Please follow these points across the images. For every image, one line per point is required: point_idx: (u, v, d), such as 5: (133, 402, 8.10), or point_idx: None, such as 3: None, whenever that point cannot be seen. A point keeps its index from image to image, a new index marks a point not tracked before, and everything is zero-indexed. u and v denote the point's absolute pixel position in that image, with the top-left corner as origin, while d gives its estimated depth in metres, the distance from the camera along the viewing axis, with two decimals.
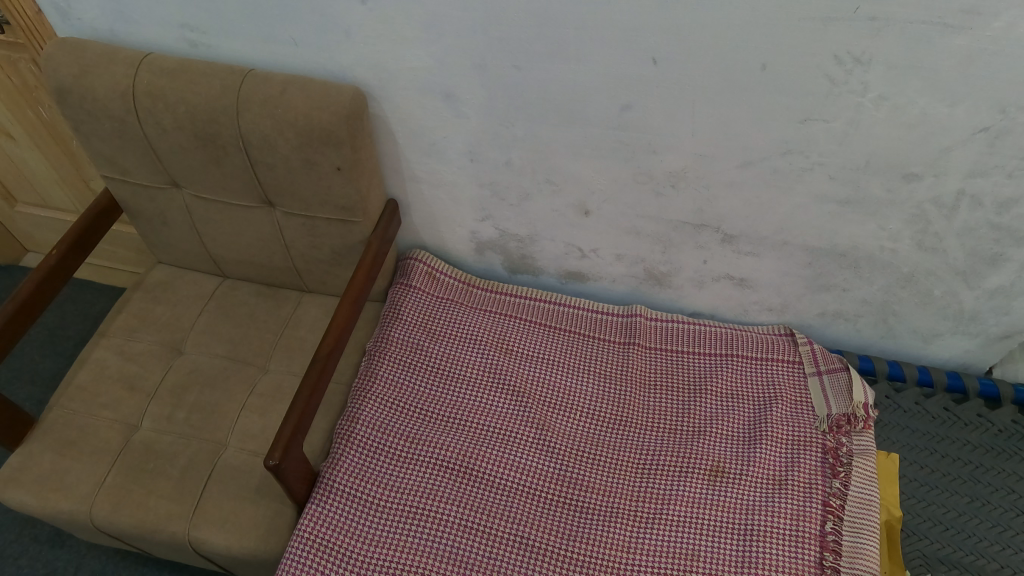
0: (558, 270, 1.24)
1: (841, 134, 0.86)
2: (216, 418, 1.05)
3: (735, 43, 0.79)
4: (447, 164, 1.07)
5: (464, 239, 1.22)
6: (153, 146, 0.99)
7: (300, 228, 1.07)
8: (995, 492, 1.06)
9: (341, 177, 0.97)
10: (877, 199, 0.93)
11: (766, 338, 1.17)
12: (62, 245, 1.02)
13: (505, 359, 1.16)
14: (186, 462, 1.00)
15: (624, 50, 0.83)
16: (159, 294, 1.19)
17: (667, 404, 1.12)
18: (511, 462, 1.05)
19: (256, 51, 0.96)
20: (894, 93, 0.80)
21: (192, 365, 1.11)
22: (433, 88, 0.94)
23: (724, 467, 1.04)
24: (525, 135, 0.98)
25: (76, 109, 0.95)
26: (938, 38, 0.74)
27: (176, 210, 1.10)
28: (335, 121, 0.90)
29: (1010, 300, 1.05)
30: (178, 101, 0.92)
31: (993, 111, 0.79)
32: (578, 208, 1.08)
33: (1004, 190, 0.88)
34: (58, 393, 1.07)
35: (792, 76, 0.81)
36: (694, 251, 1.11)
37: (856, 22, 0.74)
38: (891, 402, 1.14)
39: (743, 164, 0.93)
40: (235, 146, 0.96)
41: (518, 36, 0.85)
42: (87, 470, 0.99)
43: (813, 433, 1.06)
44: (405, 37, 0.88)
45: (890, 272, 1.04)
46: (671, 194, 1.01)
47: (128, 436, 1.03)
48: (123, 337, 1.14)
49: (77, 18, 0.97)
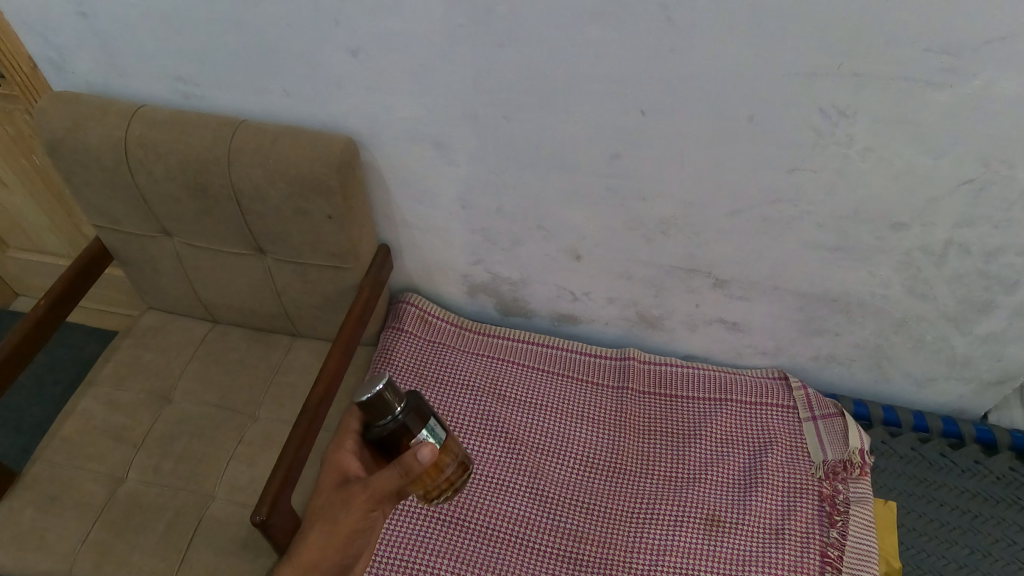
0: (550, 312, 1.24)
1: (829, 183, 0.87)
2: (204, 469, 1.03)
3: (721, 97, 0.80)
4: (438, 210, 1.07)
5: (455, 282, 1.22)
6: (144, 196, 0.99)
7: (291, 275, 1.07)
8: (994, 542, 1.05)
9: (332, 225, 0.97)
10: (867, 246, 0.93)
11: (760, 382, 1.17)
12: (51, 295, 1.02)
13: (497, 405, 1.15)
14: (171, 516, 0.99)
15: (616, 103, 0.84)
16: (149, 341, 1.19)
17: (661, 449, 1.11)
18: (503, 511, 1.03)
19: (248, 102, 0.96)
20: (879, 145, 0.81)
21: (180, 414, 1.09)
22: (424, 138, 0.95)
23: (720, 516, 1.02)
24: (516, 183, 0.98)
25: (68, 161, 0.96)
26: (921, 95, 0.75)
27: (167, 257, 1.10)
28: (326, 171, 0.91)
29: (1001, 345, 1.04)
30: (169, 152, 0.93)
31: (977, 164, 0.80)
32: (569, 252, 1.08)
33: (991, 239, 0.88)
34: (43, 445, 1.06)
35: (780, 126, 0.82)
36: (687, 295, 1.10)
37: (840, 77, 0.75)
38: (887, 447, 1.13)
39: (733, 212, 0.94)
40: (226, 196, 0.96)
41: (508, 89, 0.86)
42: (70, 525, 0.97)
43: (809, 480, 1.05)
44: (397, 89, 0.89)
45: (882, 317, 1.04)
46: (661, 240, 1.01)
47: (113, 489, 1.01)
48: (110, 386, 1.13)
49: (72, 72, 0.98)
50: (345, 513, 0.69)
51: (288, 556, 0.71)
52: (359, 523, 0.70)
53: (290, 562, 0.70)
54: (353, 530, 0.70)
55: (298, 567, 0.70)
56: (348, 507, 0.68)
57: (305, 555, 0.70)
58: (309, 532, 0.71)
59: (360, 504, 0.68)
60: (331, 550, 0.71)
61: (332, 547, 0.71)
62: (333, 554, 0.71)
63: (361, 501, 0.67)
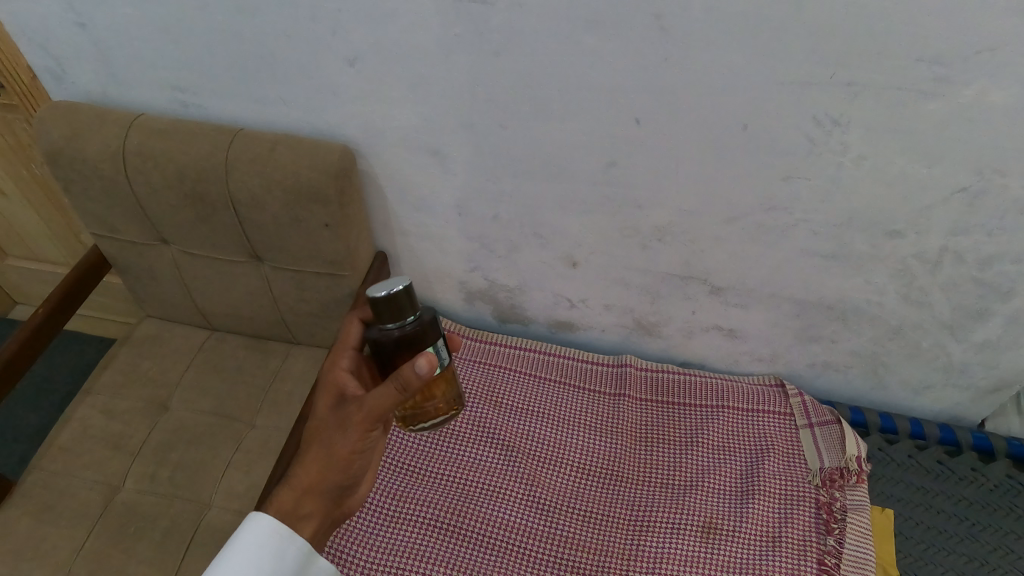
0: (547, 319, 1.24)
1: (823, 191, 0.87)
2: (200, 477, 1.04)
3: (715, 106, 0.81)
4: (435, 218, 1.07)
5: (452, 288, 1.22)
6: (142, 204, 0.99)
7: (288, 282, 1.07)
8: (992, 550, 1.05)
9: (328, 233, 0.97)
10: (862, 253, 0.94)
11: (756, 389, 1.17)
12: (49, 303, 1.02)
13: (495, 412, 1.15)
14: (168, 524, 0.99)
15: (610, 112, 0.84)
16: (147, 349, 1.19)
17: (658, 456, 1.11)
18: (501, 519, 1.03)
19: (246, 111, 0.97)
20: (872, 153, 0.81)
21: (177, 422, 1.10)
22: (421, 146, 0.95)
23: (717, 524, 1.02)
24: (512, 191, 0.99)
25: (66, 170, 0.96)
26: (913, 104, 0.75)
27: (165, 265, 1.10)
28: (323, 179, 0.91)
29: (997, 353, 1.04)
30: (166, 161, 0.93)
31: (970, 172, 0.80)
32: (566, 259, 1.08)
33: (985, 247, 0.89)
34: (40, 454, 1.06)
35: (775, 134, 0.82)
36: (683, 302, 1.11)
37: (833, 86, 0.75)
38: (883, 455, 1.14)
39: (728, 219, 0.94)
40: (223, 205, 0.96)
41: (504, 98, 0.86)
42: (66, 534, 0.97)
43: (806, 488, 1.04)
44: (393, 98, 0.89)
45: (878, 324, 1.04)
46: (657, 248, 1.02)
47: (110, 497, 1.02)
48: (108, 394, 1.13)
49: (71, 81, 0.99)
50: (344, 434, 0.70)
51: (289, 480, 0.72)
52: (357, 445, 0.71)
53: (289, 486, 0.72)
54: (352, 451, 0.71)
55: (298, 489, 0.71)
56: (345, 429, 0.70)
57: (303, 477, 0.72)
58: (308, 453, 0.73)
59: (358, 424, 0.69)
60: (329, 473, 0.72)
61: (331, 469, 0.72)
62: (332, 477, 0.73)
63: (358, 420, 0.68)
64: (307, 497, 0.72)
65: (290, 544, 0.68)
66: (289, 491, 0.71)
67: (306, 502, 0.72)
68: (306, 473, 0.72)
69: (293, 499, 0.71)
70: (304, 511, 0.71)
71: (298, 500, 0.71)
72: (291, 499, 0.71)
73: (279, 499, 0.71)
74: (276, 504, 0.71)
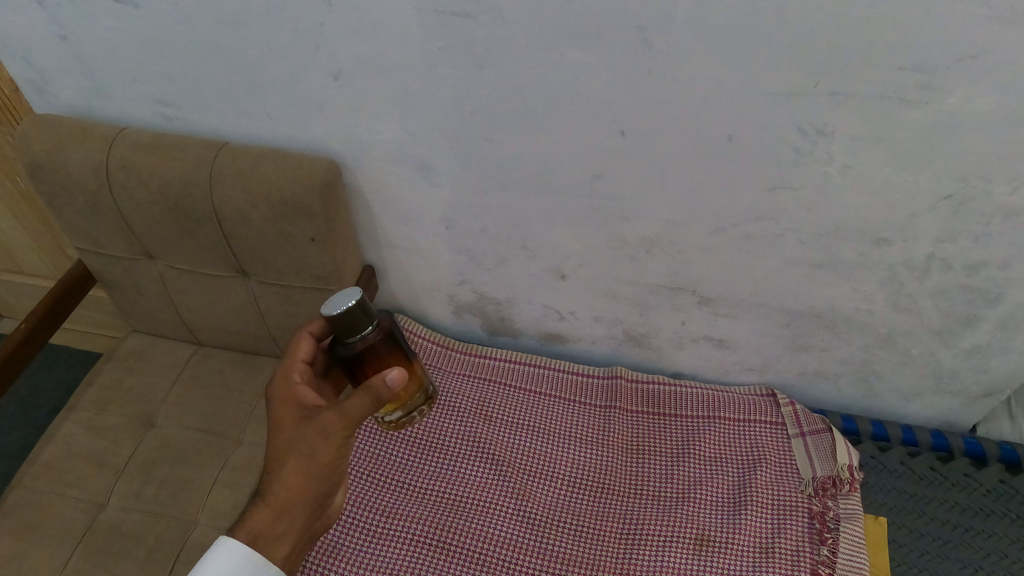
0: (537, 331, 1.23)
1: (809, 201, 0.87)
2: (187, 493, 1.02)
3: (699, 116, 0.80)
4: (423, 231, 1.07)
5: (442, 302, 1.21)
6: (125, 219, 0.98)
7: (274, 297, 1.06)
8: (986, 556, 1.05)
9: (314, 247, 0.96)
10: (849, 262, 0.94)
11: (747, 399, 1.16)
12: (31, 318, 1.01)
13: (485, 426, 1.14)
14: (153, 542, 0.97)
15: (595, 125, 0.84)
16: (133, 364, 1.17)
17: (650, 468, 1.10)
18: (490, 534, 1.02)
19: (230, 125, 0.96)
20: (857, 162, 0.81)
21: (164, 439, 1.08)
22: (407, 160, 0.95)
23: (709, 536, 1.02)
24: (499, 204, 0.99)
25: (48, 184, 0.95)
26: (896, 112, 0.75)
27: (150, 280, 1.09)
28: (308, 193, 0.90)
29: (986, 358, 1.04)
30: (149, 175, 0.92)
31: (955, 179, 0.81)
32: (555, 272, 1.08)
33: (972, 253, 0.89)
34: (22, 472, 1.05)
35: (758, 143, 0.82)
36: (673, 312, 1.10)
37: (816, 96, 0.75)
38: (876, 462, 1.14)
39: (715, 230, 0.94)
40: (208, 219, 0.95)
41: (488, 109, 0.86)
42: (48, 554, 0.96)
43: (798, 498, 1.04)
44: (378, 111, 0.89)
45: (868, 332, 1.04)
46: (645, 259, 1.01)
47: (93, 516, 1.00)
48: (92, 410, 1.11)
49: (54, 95, 0.98)
50: (321, 435, 0.69)
51: (264, 497, 0.70)
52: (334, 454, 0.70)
53: (265, 504, 0.69)
54: (334, 457, 0.71)
55: (274, 508, 0.69)
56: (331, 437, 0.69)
57: (284, 495, 0.69)
58: (289, 462, 0.69)
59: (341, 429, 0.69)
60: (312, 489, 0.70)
61: (313, 480, 0.70)
62: (313, 487, 0.71)
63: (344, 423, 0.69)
64: (287, 514, 0.70)
65: (263, 573, 0.68)
66: (267, 514, 0.69)
67: (284, 520, 0.70)
68: (286, 489, 0.69)
69: (273, 518, 0.69)
70: (280, 530, 0.70)
71: (276, 518, 0.69)
72: (266, 519, 0.69)
73: (256, 524, 0.69)
74: (249, 525, 0.68)
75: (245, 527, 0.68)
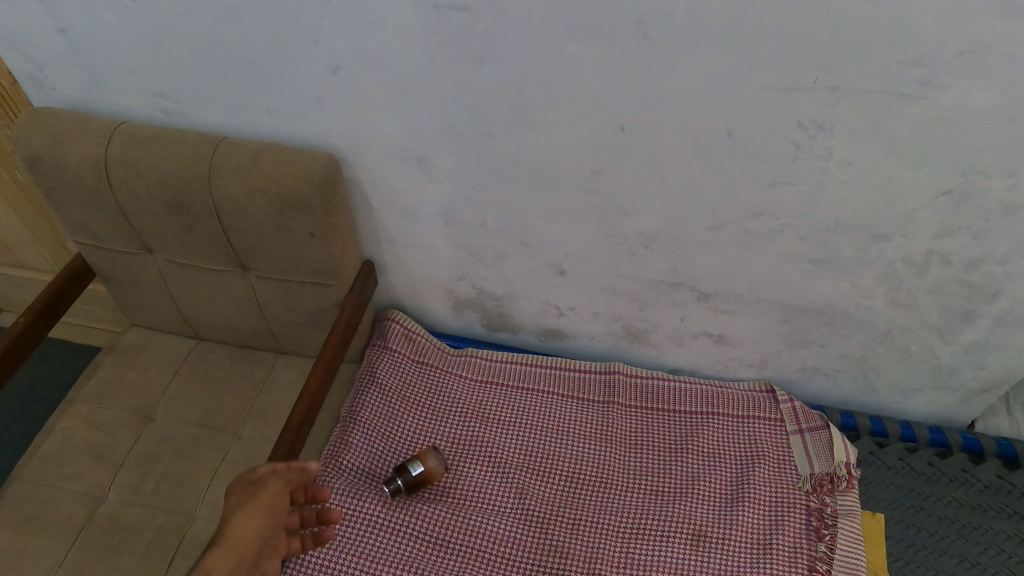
0: (536, 327, 1.23)
1: (808, 197, 0.87)
2: (186, 487, 1.02)
3: (697, 110, 0.80)
4: (422, 226, 1.07)
5: (441, 297, 1.22)
6: (125, 212, 0.98)
7: (273, 292, 1.07)
8: (983, 551, 1.05)
9: (313, 242, 0.96)
10: (848, 258, 0.94)
11: (746, 396, 1.16)
12: (30, 313, 1.01)
13: (483, 422, 1.14)
14: (152, 536, 0.97)
15: (593, 120, 0.84)
16: (133, 358, 1.17)
17: (648, 464, 1.10)
18: (488, 528, 1.03)
19: (230, 119, 0.96)
20: (856, 158, 0.81)
21: (163, 433, 1.08)
22: (407, 155, 0.95)
23: (706, 532, 1.02)
24: (499, 199, 0.98)
25: (47, 178, 0.95)
26: (896, 107, 0.75)
27: (150, 275, 1.09)
28: (307, 187, 0.90)
29: (985, 354, 1.04)
30: (149, 169, 0.92)
31: (954, 175, 0.80)
32: (553, 267, 1.08)
33: (971, 249, 0.89)
34: (21, 465, 1.05)
35: (757, 138, 0.81)
36: (671, 308, 1.10)
37: (816, 90, 0.75)
38: (874, 458, 1.14)
39: (714, 226, 0.94)
40: (207, 213, 0.95)
41: (488, 104, 0.85)
42: (47, 547, 0.96)
43: (796, 494, 1.04)
44: (375, 105, 0.89)
45: (866, 328, 1.04)
46: (645, 254, 1.01)
47: (92, 509, 1.00)
48: (91, 404, 1.12)
49: (53, 88, 0.98)
50: (266, 487, 0.80)
51: (216, 541, 0.75)
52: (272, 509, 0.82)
53: (216, 546, 0.75)
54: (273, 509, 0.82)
55: (225, 548, 0.75)
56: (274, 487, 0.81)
57: (233, 536, 0.77)
58: (238, 513, 0.77)
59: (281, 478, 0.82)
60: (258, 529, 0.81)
61: (257, 525, 0.80)
62: (258, 528, 0.80)
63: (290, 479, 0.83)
64: (235, 553, 0.76)
65: None
66: (220, 553, 0.75)
67: (232, 559, 0.76)
68: (231, 535, 0.77)
69: (228, 550, 0.76)
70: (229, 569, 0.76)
71: (229, 555, 0.75)
72: (221, 557, 0.75)
73: (210, 562, 0.73)
74: (204, 564, 0.73)
75: (199, 566, 0.72)
